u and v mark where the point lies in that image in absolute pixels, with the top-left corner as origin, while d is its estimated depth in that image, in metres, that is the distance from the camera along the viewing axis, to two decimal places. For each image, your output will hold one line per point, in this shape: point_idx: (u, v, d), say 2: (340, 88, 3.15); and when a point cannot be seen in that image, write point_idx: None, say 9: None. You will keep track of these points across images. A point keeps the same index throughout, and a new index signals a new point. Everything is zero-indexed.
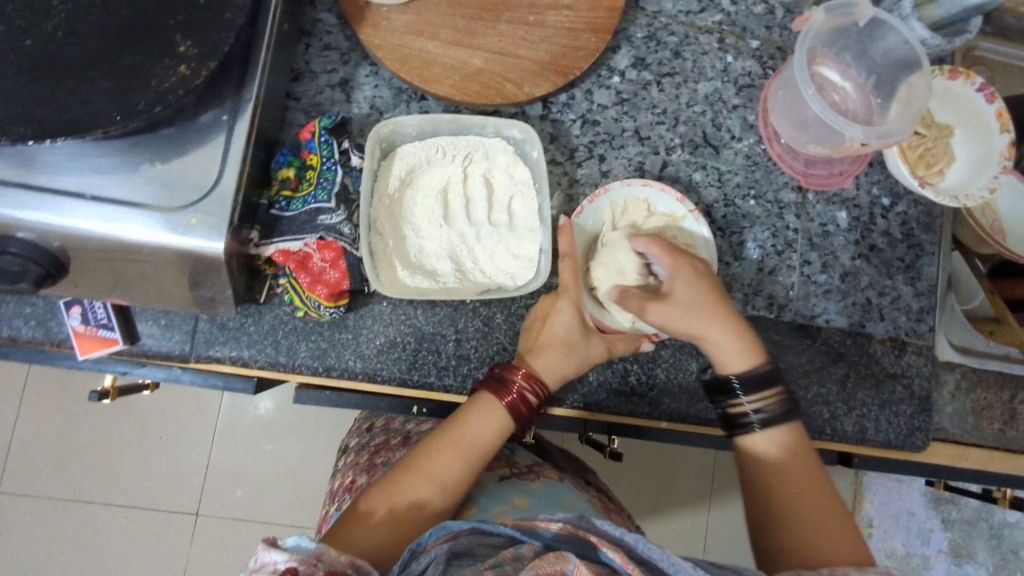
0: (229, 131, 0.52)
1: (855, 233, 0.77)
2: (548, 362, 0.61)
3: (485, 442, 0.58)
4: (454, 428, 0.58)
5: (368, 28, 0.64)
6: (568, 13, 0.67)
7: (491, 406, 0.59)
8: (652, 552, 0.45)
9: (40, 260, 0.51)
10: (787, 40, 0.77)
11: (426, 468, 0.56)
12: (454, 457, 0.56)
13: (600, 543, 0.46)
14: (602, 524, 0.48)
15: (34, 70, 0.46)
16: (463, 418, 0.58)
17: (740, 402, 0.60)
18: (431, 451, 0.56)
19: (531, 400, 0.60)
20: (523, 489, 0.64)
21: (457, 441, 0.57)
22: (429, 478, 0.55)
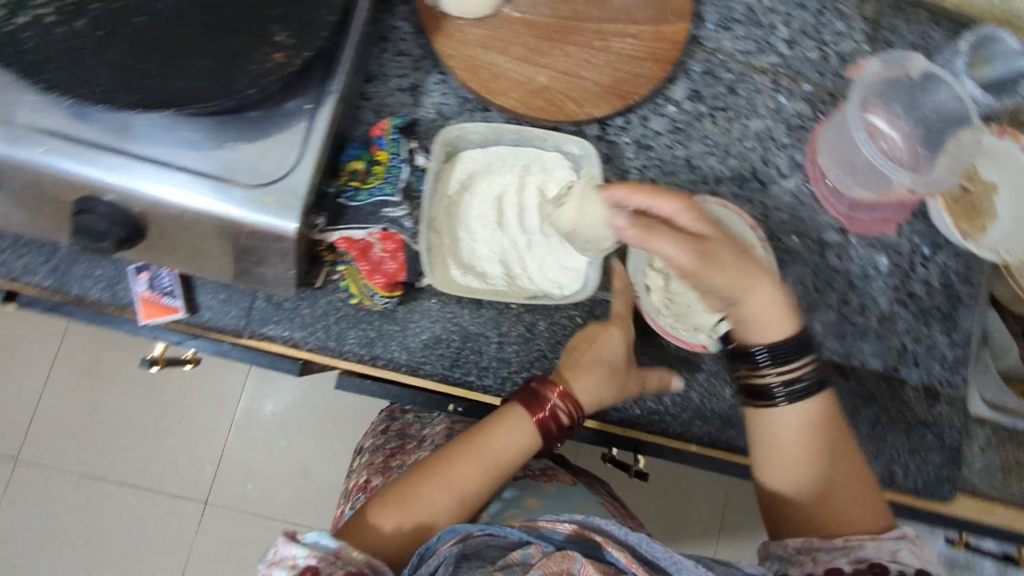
0: (312, 119, 0.55)
1: (894, 278, 0.78)
2: (586, 389, 0.63)
3: (501, 466, 0.59)
4: (478, 441, 0.59)
5: (444, 39, 0.68)
6: (632, 42, 0.70)
7: (524, 421, 0.60)
8: (655, 551, 0.47)
9: (122, 223, 0.54)
10: (839, 86, 0.80)
11: (443, 479, 0.57)
12: (472, 468, 0.58)
13: (605, 543, 0.48)
14: (606, 522, 0.49)
15: (143, 47, 0.50)
16: (487, 429, 0.59)
17: (765, 374, 0.60)
18: (450, 461, 0.58)
19: (563, 419, 0.62)
20: (536, 492, 0.66)
21: (478, 452, 0.58)
22: (444, 492, 0.56)
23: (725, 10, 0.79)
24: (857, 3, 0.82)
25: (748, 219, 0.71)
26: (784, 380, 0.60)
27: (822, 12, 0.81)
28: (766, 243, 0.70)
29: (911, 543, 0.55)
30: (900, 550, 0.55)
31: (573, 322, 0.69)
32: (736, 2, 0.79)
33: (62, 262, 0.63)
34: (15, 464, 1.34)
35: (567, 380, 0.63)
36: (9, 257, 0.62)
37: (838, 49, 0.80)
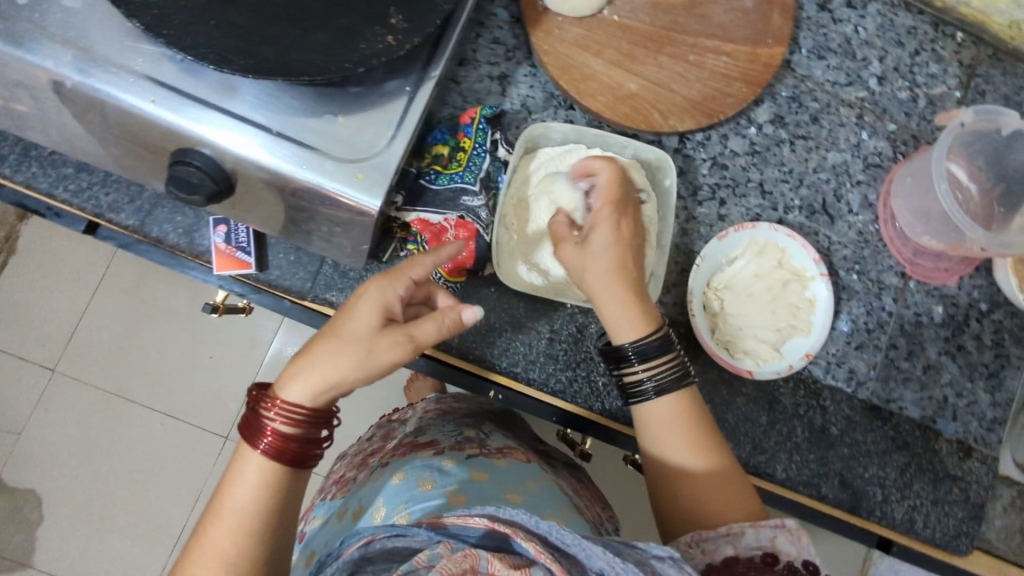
0: (410, 101, 0.56)
1: (947, 330, 0.78)
2: (331, 390, 0.50)
3: (260, 502, 0.48)
4: (221, 490, 0.49)
5: (542, 33, 0.68)
6: (726, 60, 0.70)
7: (249, 460, 0.49)
8: (566, 538, 0.43)
9: (215, 178, 0.55)
10: (924, 130, 0.79)
11: (200, 550, 0.47)
12: (219, 531, 0.47)
13: (511, 535, 0.42)
14: (515, 514, 0.43)
15: (264, 13, 0.51)
16: (221, 483, 0.49)
17: (634, 371, 0.59)
18: (203, 529, 0.48)
19: (294, 440, 0.49)
20: (488, 466, 0.66)
21: (217, 509, 0.48)
22: (196, 559, 0.47)
23: (821, 37, 0.78)
24: (955, 47, 0.80)
25: (813, 249, 0.71)
26: (653, 376, 0.58)
27: (919, 52, 0.79)
28: (828, 279, 0.71)
29: (788, 532, 0.52)
30: (778, 538, 0.52)
31: None
32: (833, 31, 0.78)
33: (146, 203, 0.65)
34: (51, 375, 1.39)
35: (308, 391, 0.49)
36: (98, 191, 0.64)
37: (928, 92, 0.79)
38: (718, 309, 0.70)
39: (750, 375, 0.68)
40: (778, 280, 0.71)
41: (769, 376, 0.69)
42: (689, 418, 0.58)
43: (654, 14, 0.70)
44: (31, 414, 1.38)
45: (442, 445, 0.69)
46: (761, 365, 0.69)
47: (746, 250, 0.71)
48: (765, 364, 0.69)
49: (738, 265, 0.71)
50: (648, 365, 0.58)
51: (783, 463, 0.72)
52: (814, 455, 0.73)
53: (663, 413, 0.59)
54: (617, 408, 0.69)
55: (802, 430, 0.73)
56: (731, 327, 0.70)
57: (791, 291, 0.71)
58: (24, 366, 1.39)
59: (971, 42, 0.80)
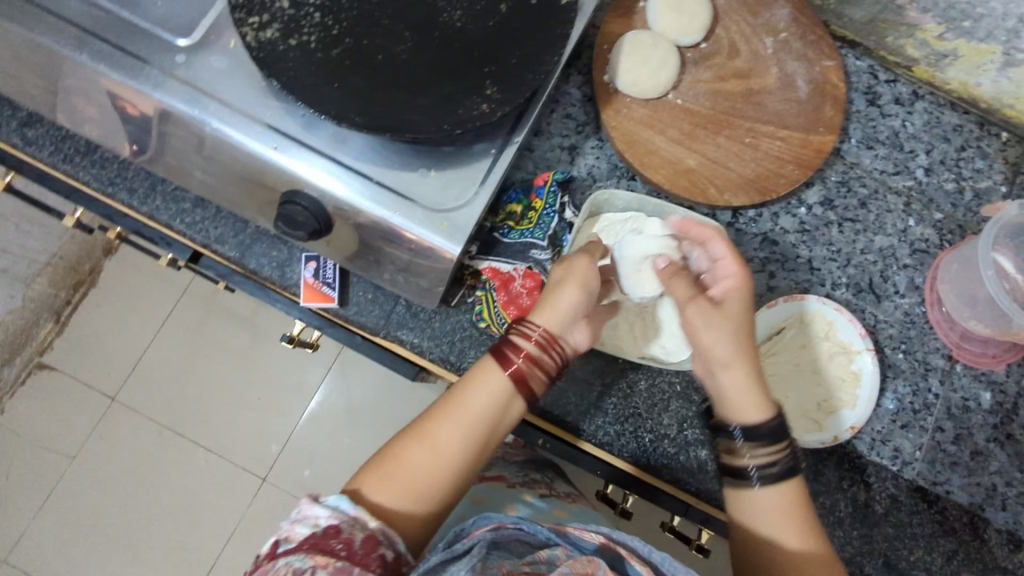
0: (493, 162, 0.63)
1: (995, 416, 0.78)
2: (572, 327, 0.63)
3: (492, 413, 0.60)
4: (460, 396, 0.60)
5: (611, 111, 0.75)
6: (780, 144, 0.76)
7: (496, 374, 0.60)
8: (675, 569, 0.54)
9: (317, 219, 0.62)
10: (970, 220, 0.82)
11: (429, 439, 0.59)
12: (455, 429, 0.59)
13: (630, 556, 0.54)
14: (631, 539, 0.56)
15: (377, 79, 0.59)
16: (458, 392, 0.60)
17: (740, 453, 0.59)
18: (433, 426, 0.59)
19: (541, 366, 0.61)
20: (562, 504, 0.74)
21: (454, 414, 0.59)
22: (426, 448, 0.58)
23: (870, 129, 0.83)
24: (1000, 145, 0.85)
25: (860, 324, 0.74)
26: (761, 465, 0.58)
27: (964, 148, 0.84)
28: (875, 354, 0.73)
29: None
30: None
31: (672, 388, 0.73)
32: (882, 124, 0.84)
33: (247, 238, 0.72)
34: (112, 402, 1.46)
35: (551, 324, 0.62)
36: (206, 225, 0.72)
37: (974, 185, 0.83)
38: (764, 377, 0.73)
39: (794, 441, 0.71)
40: (822, 353, 0.74)
41: (813, 444, 0.71)
42: (800, 508, 0.58)
43: (714, 100, 0.76)
44: (88, 437, 1.44)
45: (513, 481, 0.76)
46: (804, 433, 0.72)
47: (792, 321, 0.74)
48: (809, 433, 0.71)
49: (785, 334, 0.74)
50: (756, 449, 0.58)
51: (825, 536, 0.73)
52: (858, 532, 0.73)
53: (771, 501, 0.58)
54: (664, 464, 0.71)
55: (846, 504, 0.74)
56: (775, 394, 0.73)
57: (836, 363, 0.74)
58: (88, 391, 1.46)
59: (1017, 141, 0.85)
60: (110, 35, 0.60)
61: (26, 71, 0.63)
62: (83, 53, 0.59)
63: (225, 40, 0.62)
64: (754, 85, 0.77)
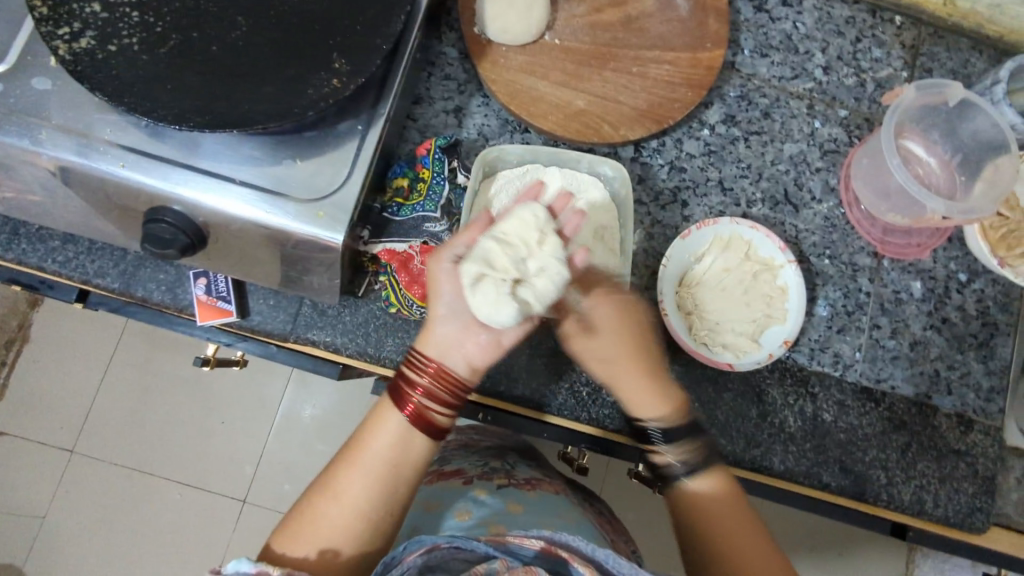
0: (362, 139, 0.59)
1: (929, 304, 0.78)
2: (456, 348, 0.60)
3: (400, 453, 0.58)
4: (361, 444, 0.58)
5: (488, 64, 0.71)
6: (669, 68, 0.73)
7: (394, 418, 0.58)
8: (621, 567, 0.51)
9: (187, 231, 0.58)
10: (876, 112, 0.81)
11: (337, 491, 0.56)
12: (360, 475, 0.56)
13: (572, 558, 0.51)
14: (572, 539, 0.52)
15: (216, 72, 0.53)
16: (363, 437, 0.58)
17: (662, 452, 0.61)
18: (338, 477, 0.57)
19: (441, 399, 0.59)
20: (519, 496, 0.69)
21: (360, 460, 0.57)
22: (332, 501, 0.56)
23: (761, 37, 0.81)
24: (895, 30, 0.83)
25: (779, 238, 0.72)
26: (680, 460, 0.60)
27: (860, 39, 0.82)
28: (798, 265, 0.71)
29: None
30: None
31: None
32: (773, 30, 0.81)
33: (129, 265, 0.68)
34: (71, 456, 1.41)
35: (431, 350, 0.59)
36: (82, 260, 0.67)
37: (875, 76, 0.81)
38: (690, 309, 0.71)
39: (728, 368, 0.68)
40: (746, 272, 0.72)
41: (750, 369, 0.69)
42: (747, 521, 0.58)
43: (593, 33, 0.73)
44: (53, 496, 1.40)
45: (470, 475, 0.72)
46: (738, 358, 0.70)
47: (711, 247, 0.72)
48: (744, 356, 0.69)
49: (705, 261, 0.72)
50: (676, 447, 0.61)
51: (779, 455, 0.72)
52: (810, 444, 0.73)
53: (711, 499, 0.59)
54: (607, 415, 0.70)
55: (795, 419, 0.73)
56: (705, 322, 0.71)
57: (762, 283, 0.72)
58: (43, 450, 1.41)
59: (911, 23, 0.83)
60: None
61: None
62: None
63: (46, 59, 0.56)
64: (632, 11, 0.74)
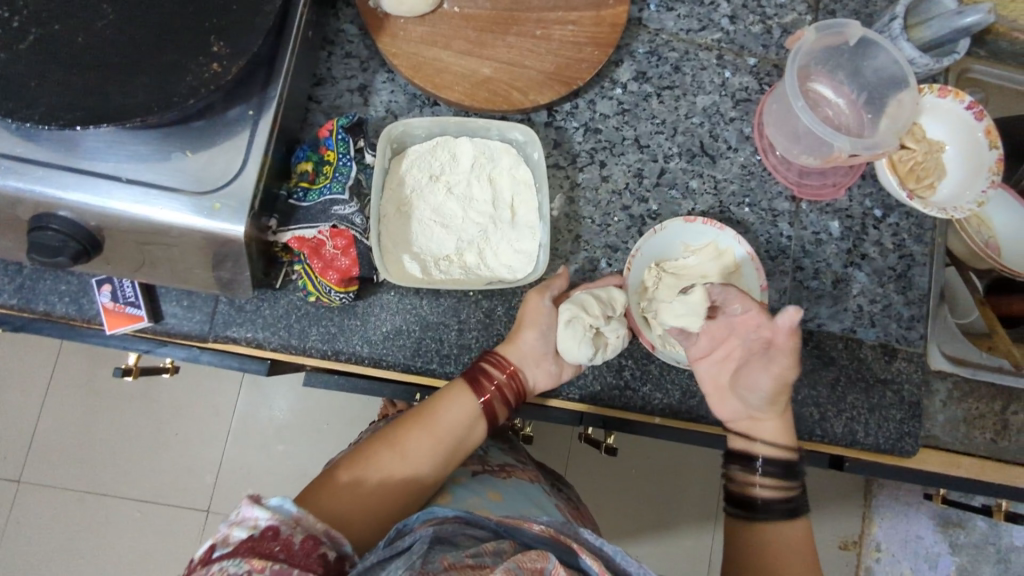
0: (254, 125, 0.57)
1: (847, 241, 0.79)
2: (531, 366, 0.67)
3: (466, 431, 0.65)
4: (434, 415, 0.64)
5: (386, 38, 0.69)
6: (572, 28, 0.72)
7: (468, 398, 0.65)
8: (628, 564, 0.54)
9: (78, 237, 0.55)
10: (784, 58, 0.81)
11: (402, 446, 0.62)
12: (428, 439, 0.63)
13: (579, 549, 0.53)
14: (579, 532, 0.56)
15: (84, 66, 0.51)
16: (432, 407, 0.64)
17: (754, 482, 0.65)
18: (406, 433, 0.63)
19: (506, 396, 0.66)
20: (497, 484, 0.69)
21: (432, 426, 0.63)
22: (397, 455, 0.62)
23: None
24: None
25: (764, 277, 0.72)
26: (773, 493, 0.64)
27: None
28: (733, 231, 0.73)
29: None
30: None
31: None
32: None
33: (28, 279, 0.64)
34: (17, 485, 1.36)
35: (513, 358, 0.66)
36: None
37: (780, 21, 0.82)
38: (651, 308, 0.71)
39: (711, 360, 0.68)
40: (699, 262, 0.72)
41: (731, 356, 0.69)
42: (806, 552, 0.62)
43: None
44: (4, 528, 1.35)
45: None
46: None
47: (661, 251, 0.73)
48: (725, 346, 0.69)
49: (696, 257, 0.72)
50: (773, 479, 0.64)
51: None
52: None
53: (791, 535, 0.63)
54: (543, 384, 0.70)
55: None
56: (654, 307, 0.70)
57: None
58: None
59: None
60: None
61: None
62: None
63: None
64: None
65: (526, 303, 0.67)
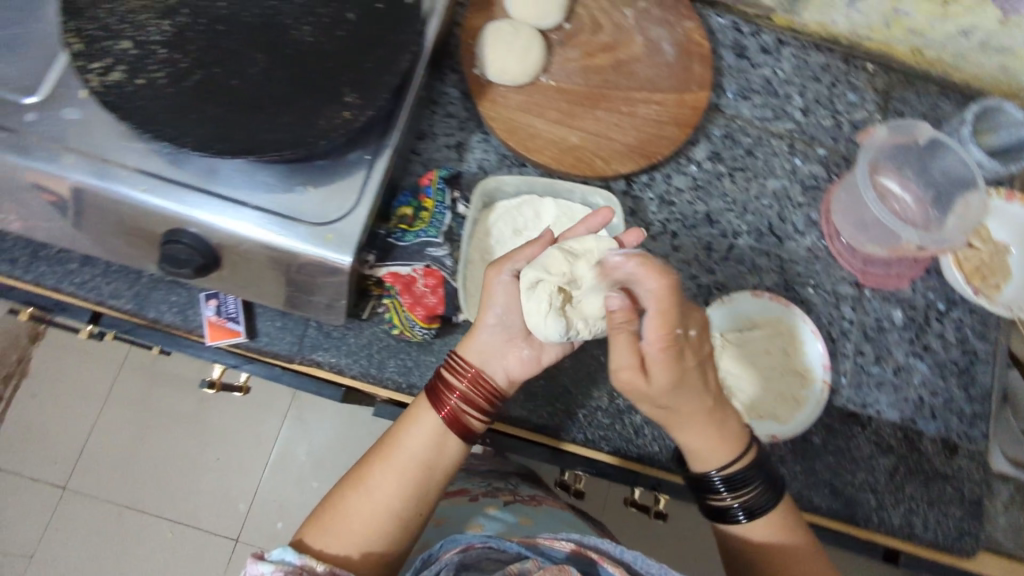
0: (370, 167, 0.63)
1: (910, 331, 0.81)
2: (495, 360, 0.65)
3: (430, 453, 0.63)
4: (397, 442, 0.63)
5: (487, 103, 0.76)
6: (657, 108, 0.78)
7: (429, 416, 0.64)
8: (649, 567, 0.58)
9: (203, 253, 0.61)
10: (852, 152, 0.86)
11: (365, 485, 0.62)
12: (389, 472, 0.63)
13: (600, 559, 0.58)
14: (601, 543, 0.59)
15: (235, 103, 0.57)
16: (393, 438, 0.64)
17: (723, 497, 0.63)
18: (368, 471, 0.63)
19: (472, 401, 0.64)
20: (527, 512, 0.76)
21: (390, 459, 0.63)
22: (361, 496, 0.62)
23: (743, 81, 0.86)
24: (868, 76, 0.88)
25: (826, 354, 0.75)
26: (743, 504, 0.63)
27: (835, 84, 0.88)
28: (809, 317, 0.76)
29: None
30: None
31: (598, 361, 0.75)
32: (754, 75, 0.87)
33: (143, 288, 0.71)
34: (62, 492, 1.40)
35: (473, 355, 0.65)
36: (98, 282, 0.70)
37: (850, 118, 0.87)
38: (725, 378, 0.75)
39: (774, 437, 0.72)
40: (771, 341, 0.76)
41: (794, 432, 0.72)
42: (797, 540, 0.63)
43: (586, 76, 0.78)
44: (43, 532, 1.38)
45: (476, 492, 0.79)
46: (783, 425, 0.73)
47: (740, 324, 0.76)
48: (788, 424, 0.73)
49: (760, 331, 0.76)
50: (738, 492, 0.62)
51: None
52: (803, 468, 0.74)
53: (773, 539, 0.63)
54: (601, 437, 0.73)
55: (786, 442, 0.74)
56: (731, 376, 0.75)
57: (790, 382, 0.75)
58: (36, 485, 1.39)
59: (882, 70, 0.89)
60: None
61: None
62: None
63: (77, 92, 0.60)
64: (622, 56, 0.79)
65: (487, 283, 0.66)
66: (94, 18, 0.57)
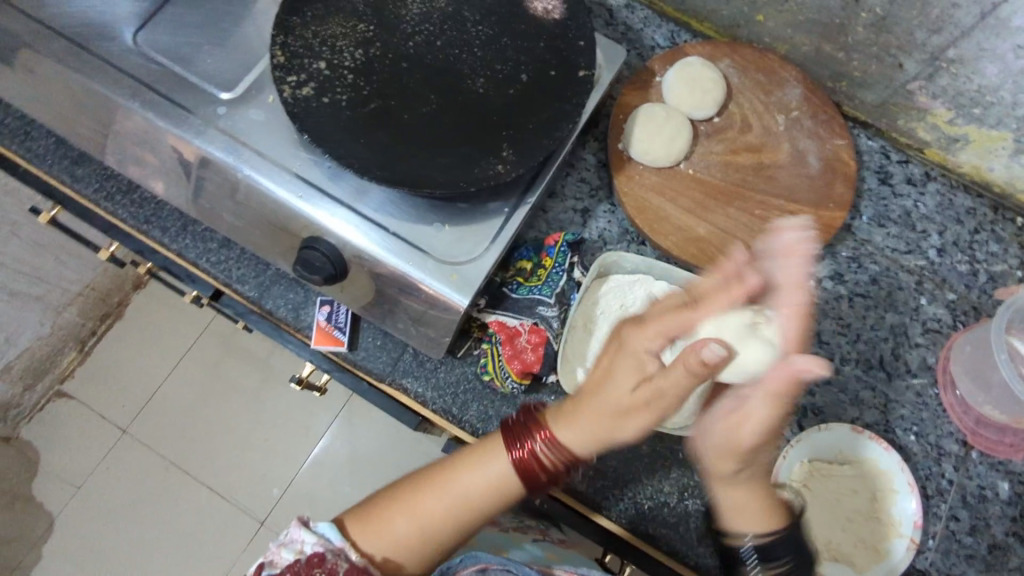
0: (505, 220, 0.65)
1: (1015, 508, 0.75)
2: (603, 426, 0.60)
3: (484, 495, 0.63)
4: (453, 474, 0.63)
5: (623, 177, 0.78)
6: (790, 217, 0.77)
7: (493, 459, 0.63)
8: None
9: (335, 265, 0.64)
10: (985, 303, 0.81)
11: (417, 504, 0.63)
12: (442, 502, 0.63)
13: None
14: None
15: (403, 138, 0.61)
16: (455, 471, 0.63)
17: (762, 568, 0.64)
18: (423, 491, 0.63)
19: (544, 462, 0.61)
20: (553, 548, 0.75)
21: (446, 488, 0.63)
22: (409, 514, 0.63)
23: (881, 207, 0.84)
24: (1016, 230, 0.84)
25: (920, 513, 0.70)
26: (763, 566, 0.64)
27: (979, 230, 0.84)
28: (907, 468, 0.72)
29: None
30: None
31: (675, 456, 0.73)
32: (894, 203, 0.85)
33: (267, 279, 0.75)
34: (121, 434, 1.44)
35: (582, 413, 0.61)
36: (231, 265, 0.75)
37: (988, 268, 0.83)
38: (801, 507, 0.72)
39: None
40: (860, 482, 0.72)
41: None
42: None
43: (725, 171, 0.79)
44: (94, 467, 1.43)
45: (507, 525, 0.78)
46: (857, 575, 0.69)
47: (831, 457, 0.73)
48: (863, 575, 0.69)
49: (851, 467, 0.73)
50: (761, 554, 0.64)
51: None
52: None
53: None
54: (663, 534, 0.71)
55: None
56: (808, 519, 0.72)
57: (874, 528, 0.71)
58: (100, 422, 1.45)
59: None
60: (163, 88, 0.64)
61: (78, 111, 0.68)
62: (134, 101, 0.63)
63: (266, 95, 0.65)
64: (765, 159, 0.79)
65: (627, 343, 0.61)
66: (301, 36, 0.63)
